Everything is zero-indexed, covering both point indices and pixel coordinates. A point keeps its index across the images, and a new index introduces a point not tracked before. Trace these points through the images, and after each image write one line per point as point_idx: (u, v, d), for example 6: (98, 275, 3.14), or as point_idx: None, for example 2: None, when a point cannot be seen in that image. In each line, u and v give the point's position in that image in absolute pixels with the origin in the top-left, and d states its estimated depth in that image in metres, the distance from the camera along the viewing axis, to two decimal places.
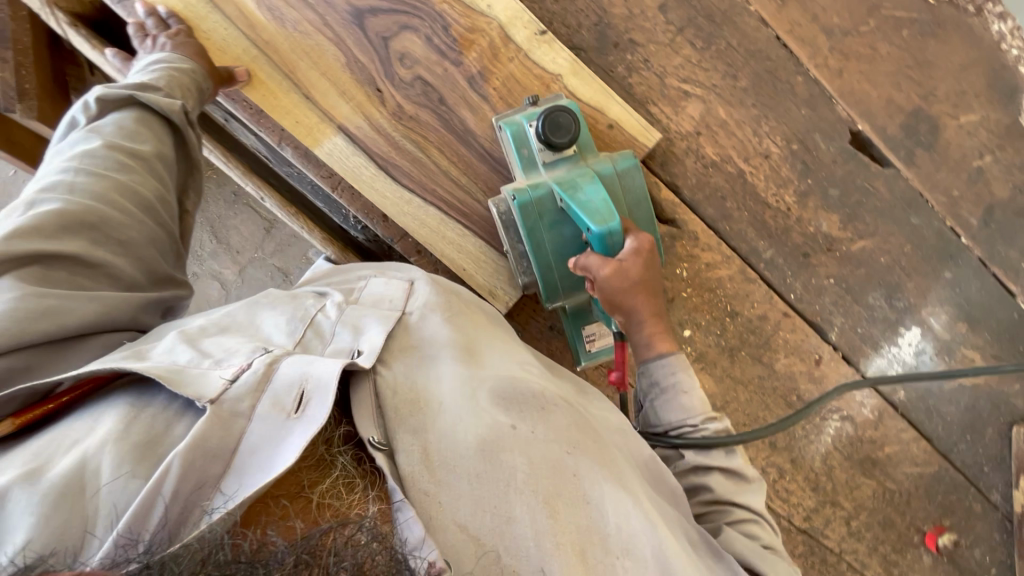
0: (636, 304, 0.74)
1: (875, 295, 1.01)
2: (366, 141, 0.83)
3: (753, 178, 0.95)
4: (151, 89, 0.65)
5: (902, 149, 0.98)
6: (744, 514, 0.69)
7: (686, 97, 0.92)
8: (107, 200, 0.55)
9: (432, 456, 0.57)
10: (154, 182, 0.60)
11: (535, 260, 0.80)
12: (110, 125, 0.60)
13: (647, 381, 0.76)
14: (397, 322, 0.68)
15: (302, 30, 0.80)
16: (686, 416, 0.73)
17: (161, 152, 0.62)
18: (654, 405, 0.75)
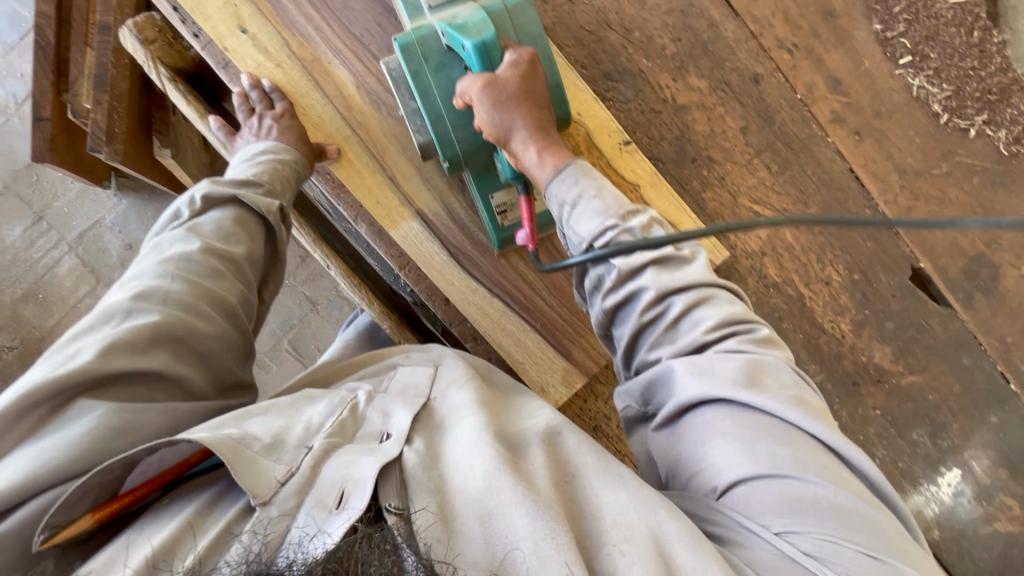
0: (516, 119, 0.67)
1: (919, 432, 1.00)
2: (442, 228, 0.84)
3: (812, 303, 0.95)
4: (254, 184, 0.68)
5: (960, 291, 0.98)
6: (693, 297, 0.59)
7: (755, 218, 0.93)
8: (194, 310, 0.56)
9: (448, 506, 0.47)
10: (240, 286, 0.61)
11: (426, 112, 0.73)
12: (211, 224, 0.62)
13: (556, 196, 0.67)
14: (423, 407, 0.60)
15: (397, 116, 0.82)
16: (603, 219, 0.64)
17: (250, 254, 0.64)
18: (567, 226, 0.67)
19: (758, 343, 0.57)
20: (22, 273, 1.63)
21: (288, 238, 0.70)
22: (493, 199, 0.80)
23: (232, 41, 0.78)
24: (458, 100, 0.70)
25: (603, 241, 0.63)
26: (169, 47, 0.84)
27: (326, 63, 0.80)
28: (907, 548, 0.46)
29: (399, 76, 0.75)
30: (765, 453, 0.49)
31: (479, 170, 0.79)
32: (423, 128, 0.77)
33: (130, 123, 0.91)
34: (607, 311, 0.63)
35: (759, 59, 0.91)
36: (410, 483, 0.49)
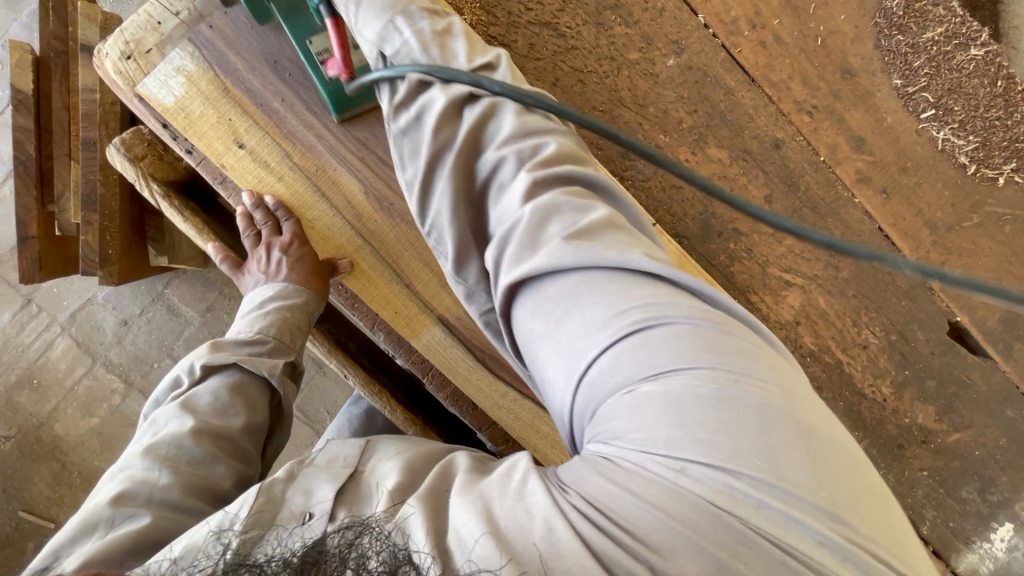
0: None
1: (968, 489, 0.97)
2: (466, 332, 0.79)
3: (850, 368, 0.92)
4: (260, 341, 0.63)
5: (1000, 342, 0.95)
6: (484, 111, 0.60)
7: (787, 287, 0.89)
8: (187, 509, 0.49)
9: None
10: (240, 468, 0.55)
11: None
12: (207, 396, 0.57)
13: (343, 2, 0.65)
14: (351, 479, 0.47)
15: (410, 220, 0.77)
16: (392, 22, 0.63)
17: (250, 425, 0.58)
18: (356, 27, 0.65)
19: (550, 159, 0.56)
20: (16, 358, 1.56)
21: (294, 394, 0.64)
22: (313, 45, 0.69)
23: (230, 158, 0.73)
24: None
25: (391, 51, 0.63)
26: (161, 161, 0.79)
27: (332, 171, 0.75)
28: (721, 368, 0.43)
29: None
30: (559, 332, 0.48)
31: (289, 12, 0.69)
32: None
33: (125, 238, 0.87)
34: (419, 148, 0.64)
35: (779, 124, 0.87)
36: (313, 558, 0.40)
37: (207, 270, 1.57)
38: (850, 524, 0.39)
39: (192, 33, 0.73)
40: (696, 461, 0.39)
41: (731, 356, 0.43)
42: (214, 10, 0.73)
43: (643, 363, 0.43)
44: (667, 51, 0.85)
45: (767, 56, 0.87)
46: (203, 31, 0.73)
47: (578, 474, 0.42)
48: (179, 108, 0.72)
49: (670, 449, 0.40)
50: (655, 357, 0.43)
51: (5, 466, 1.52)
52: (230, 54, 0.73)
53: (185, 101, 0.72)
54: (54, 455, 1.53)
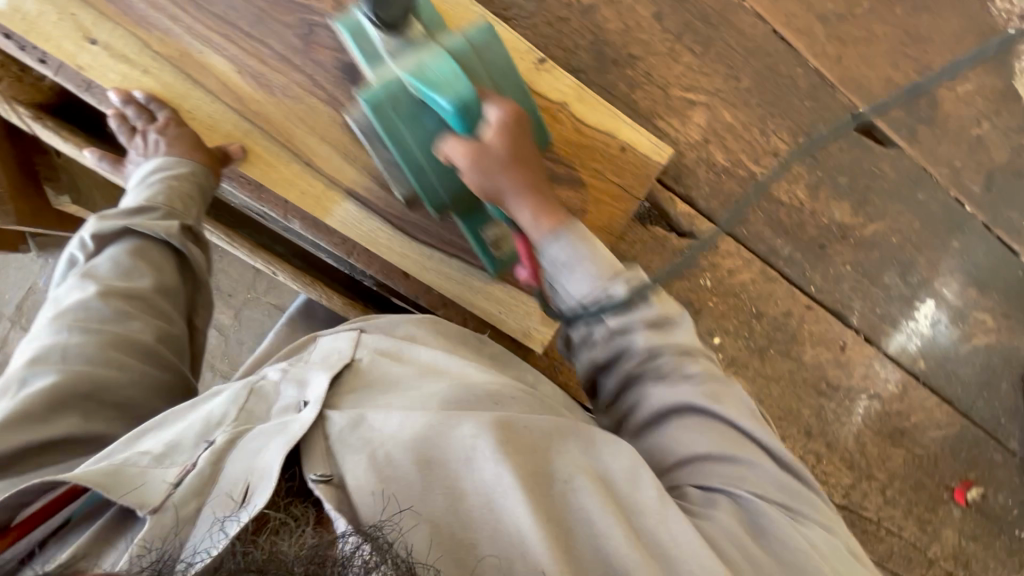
0: (501, 180, 0.68)
1: (890, 275, 1.03)
2: (379, 203, 0.78)
3: (765, 179, 0.95)
4: (151, 208, 0.64)
5: (902, 128, 0.99)
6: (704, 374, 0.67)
7: (691, 106, 0.90)
8: (101, 360, 0.59)
9: (375, 454, 0.52)
10: (151, 322, 0.63)
11: (405, 165, 0.71)
12: (106, 263, 0.63)
13: (552, 260, 0.68)
14: (345, 369, 0.67)
15: (293, 94, 0.75)
16: (594, 284, 0.66)
17: (159, 285, 0.64)
18: (560, 286, 0.68)
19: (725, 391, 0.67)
20: None
21: (202, 256, 0.68)
22: (484, 233, 0.78)
23: (86, 58, 0.70)
24: (442, 157, 0.69)
25: (595, 303, 0.67)
26: (21, 82, 0.75)
27: (198, 55, 0.72)
28: (792, 487, 0.61)
29: (370, 130, 0.73)
30: (714, 442, 0.63)
31: (466, 212, 0.77)
32: (401, 177, 0.75)
33: (13, 176, 0.84)
34: (595, 362, 0.70)
35: None
36: (339, 449, 0.53)
37: None
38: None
39: None
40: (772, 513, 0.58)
41: (796, 497, 0.60)
42: None
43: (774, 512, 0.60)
44: None
45: None
46: None
47: (719, 509, 0.58)
48: (12, 10, 0.67)
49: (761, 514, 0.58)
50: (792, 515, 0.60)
51: None
52: None
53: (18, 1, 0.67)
54: None
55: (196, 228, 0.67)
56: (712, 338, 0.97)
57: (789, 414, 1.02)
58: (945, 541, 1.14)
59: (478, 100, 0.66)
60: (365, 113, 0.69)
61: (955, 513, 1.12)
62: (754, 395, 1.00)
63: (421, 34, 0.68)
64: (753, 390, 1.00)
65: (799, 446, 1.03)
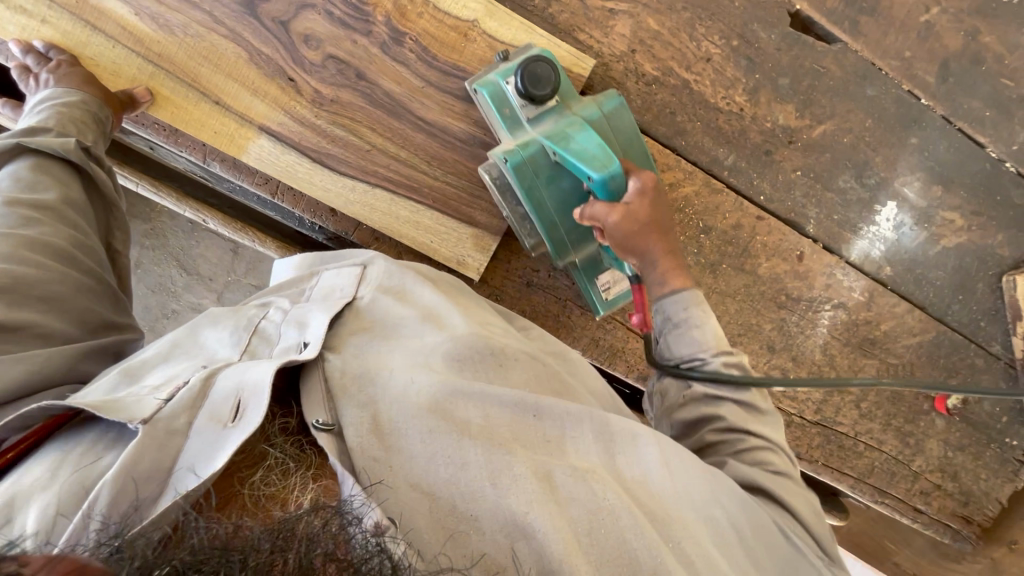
0: (642, 245, 0.73)
1: (845, 178, 0.99)
2: (293, 137, 0.79)
3: (700, 86, 0.92)
4: (43, 131, 0.65)
5: (845, 21, 0.94)
6: (762, 443, 0.67)
7: (612, 16, 0.87)
8: (18, 258, 0.55)
9: (378, 415, 0.56)
10: (67, 229, 0.60)
11: (539, 220, 0.77)
12: (6, 179, 0.60)
13: (664, 312, 0.75)
14: (344, 308, 0.69)
15: (193, 32, 0.75)
16: (698, 350, 0.72)
17: (67, 198, 0.62)
18: (666, 341, 0.75)
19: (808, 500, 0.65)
20: None
21: (106, 175, 0.67)
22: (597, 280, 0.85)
23: None
24: (584, 220, 0.74)
25: (692, 365, 0.72)
26: None
27: (93, 0, 0.72)
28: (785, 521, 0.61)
29: (506, 185, 0.78)
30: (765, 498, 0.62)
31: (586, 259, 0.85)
32: (532, 230, 0.81)
33: None
34: (675, 423, 0.73)
35: None
36: (339, 395, 0.57)
37: None
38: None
39: None
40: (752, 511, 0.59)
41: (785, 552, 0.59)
42: None
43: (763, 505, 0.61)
44: None
45: None
46: None
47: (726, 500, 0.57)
48: None
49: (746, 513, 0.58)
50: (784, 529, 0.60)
51: None
52: None
53: None
54: None
55: (96, 149, 0.67)
56: None
57: (749, 330, 1.00)
58: (929, 454, 1.10)
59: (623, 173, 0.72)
60: (505, 172, 0.76)
61: (938, 423, 1.09)
62: None
63: (556, 103, 0.75)
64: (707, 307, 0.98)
65: (762, 362, 1.01)
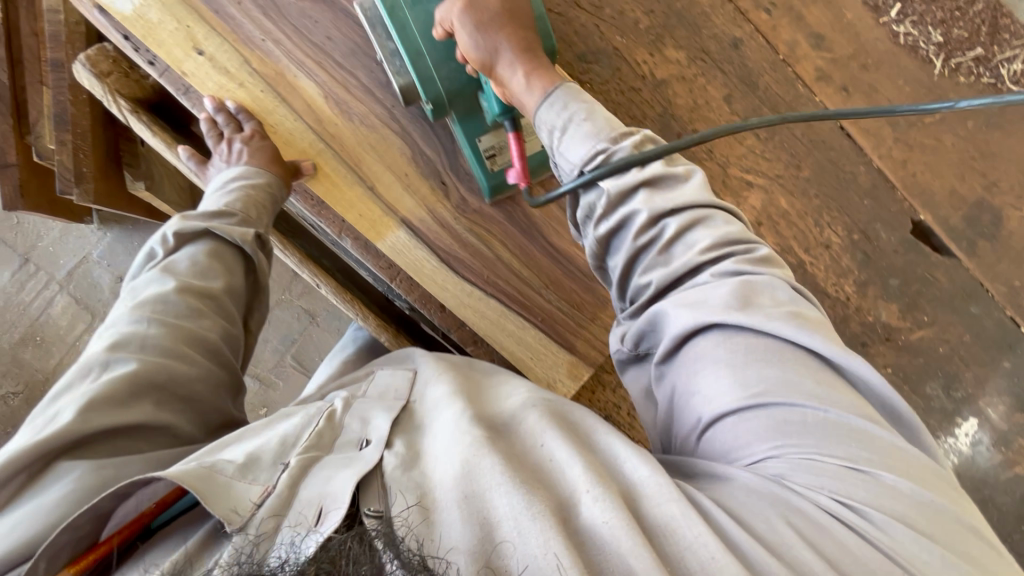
0: (501, 42, 0.64)
1: (932, 385, 0.99)
2: (429, 235, 0.82)
3: (814, 269, 0.94)
4: (227, 215, 0.69)
5: (963, 240, 0.96)
6: (688, 219, 0.56)
7: (748, 187, 0.91)
8: (175, 353, 0.56)
9: (428, 499, 0.46)
10: (221, 322, 0.62)
11: (404, 52, 0.69)
12: (185, 261, 0.64)
13: (546, 123, 0.63)
14: (403, 411, 0.58)
15: (369, 123, 0.79)
16: (592, 143, 0.61)
17: (229, 287, 0.65)
18: (558, 154, 0.63)
19: (758, 263, 0.54)
20: (18, 317, 1.62)
21: (267, 267, 0.71)
22: (480, 142, 0.76)
23: (190, 65, 0.75)
24: (438, 28, 0.66)
25: (594, 167, 0.60)
26: (127, 77, 0.81)
27: (291, 76, 0.77)
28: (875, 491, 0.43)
29: (374, 16, 0.71)
30: (759, 386, 0.47)
31: (466, 113, 0.75)
32: (402, 71, 0.73)
33: (99, 160, 0.89)
34: (600, 240, 0.61)
35: (736, 23, 0.88)
36: (393, 488, 0.47)
37: None
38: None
39: None
40: (792, 459, 0.44)
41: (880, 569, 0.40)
42: None
43: (766, 389, 0.47)
44: None
45: None
46: None
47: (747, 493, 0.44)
48: (137, 16, 0.74)
49: (790, 461, 0.44)
50: (834, 437, 0.45)
51: (16, 419, 1.60)
52: None
53: (142, 9, 0.74)
54: None
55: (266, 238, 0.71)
56: None
57: None
58: None
59: None
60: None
61: None
62: None
63: None
64: None
65: None
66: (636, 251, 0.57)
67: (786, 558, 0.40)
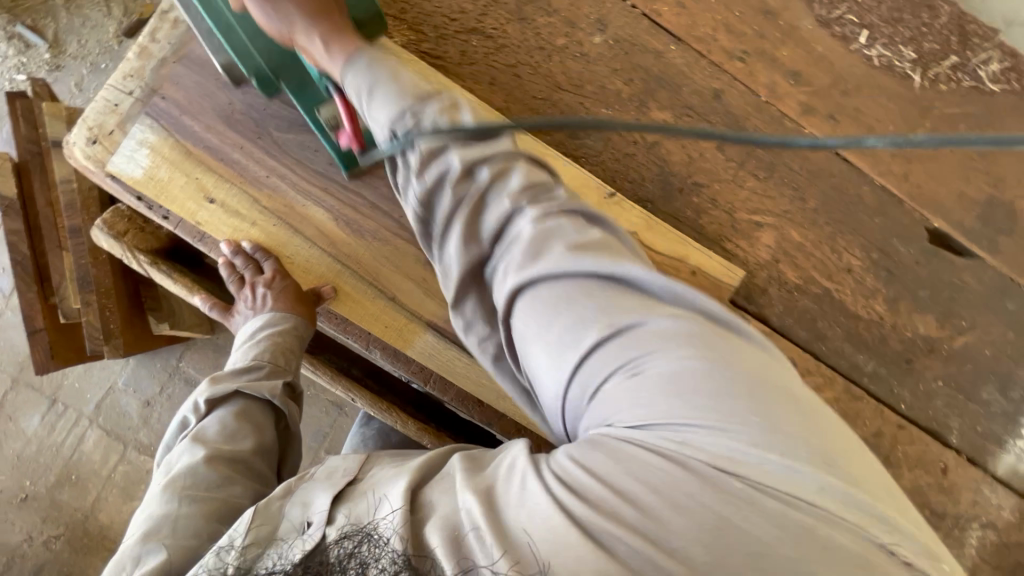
0: (293, 9, 0.66)
1: (988, 390, 0.96)
2: (456, 333, 0.82)
3: (840, 295, 0.93)
4: (255, 367, 0.70)
5: (982, 240, 0.95)
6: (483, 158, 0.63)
7: (758, 228, 0.91)
8: (211, 531, 0.54)
9: None
10: (254, 485, 0.61)
11: (220, 34, 0.72)
12: (215, 426, 0.63)
13: (352, 86, 0.66)
14: (348, 486, 0.54)
15: (381, 237, 0.80)
16: (397, 107, 0.64)
17: (259, 445, 0.64)
18: (367, 116, 0.66)
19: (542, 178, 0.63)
20: (52, 459, 1.62)
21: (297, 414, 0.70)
22: (322, 116, 0.74)
23: (204, 214, 0.78)
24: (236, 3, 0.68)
25: (401, 133, 0.64)
26: (143, 232, 0.84)
27: (300, 207, 0.79)
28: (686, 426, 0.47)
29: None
30: (554, 310, 0.55)
31: (298, 88, 0.74)
32: (222, 49, 0.74)
33: (124, 313, 0.91)
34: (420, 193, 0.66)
35: (714, 75, 0.90)
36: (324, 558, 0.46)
37: (216, 336, 1.61)
38: (812, 464, 0.46)
39: (147, 106, 0.77)
40: (608, 401, 0.50)
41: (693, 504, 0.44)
42: (164, 82, 0.78)
43: (564, 333, 0.54)
44: (591, 30, 0.88)
45: (688, 17, 0.91)
46: (157, 102, 0.77)
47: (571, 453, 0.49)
48: (148, 177, 0.77)
49: (605, 415, 0.50)
50: (608, 325, 0.52)
51: (60, 564, 1.57)
52: (186, 119, 0.78)
53: (152, 170, 0.77)
54: (104, 544, 1.57)
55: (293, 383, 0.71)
56: None
57: None
58: None
59: None
60: None
61: None
62: None
63: None
64: None
65: None
66: (455, 204, 0.63)
67: (615, 524, 0.43)
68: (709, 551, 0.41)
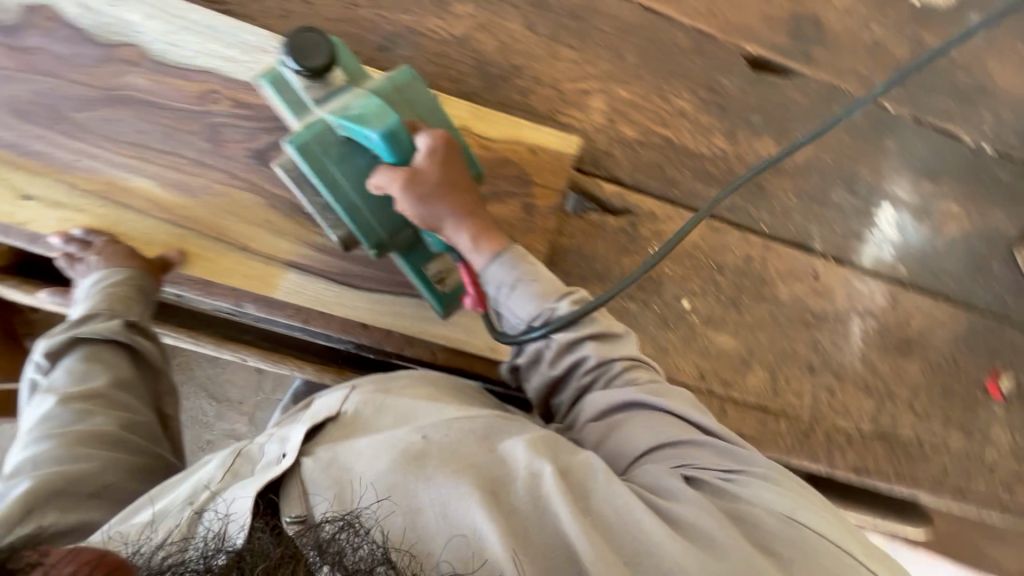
0: (444, 211, 0.71)
1: (837, 192, 1.03)
2: (318, 265, 0.84)
3: (680, 139, 0.97)
4: (92, 317, 0.72)
5: (794, 53, 1.01)
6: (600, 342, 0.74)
7: (586, 95, 0.94)
8: (78, 455, 0.63)
9: (342, 497, 0.53)
10: (116, 414, 0.69)
11: (341, 209, 0.73)
12: (64, 374, 0.70)
13: (492, 280, 0.74)
14: (329, 420, 0.62)
15: (214, 191, 0.81)
16: (538, 304, 0.73)
17: (113, 380, 0.71)
18: (504, 307, 0.74)
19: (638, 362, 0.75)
20: None
21: (151, 347, 0.75)
22: (428, 270, 0.81)
23: (24, 212, 0.77)
24: (374, 189, 0.71)
25: (541, 321, 0.73)
26: None
27: (121, 182, 0.79)
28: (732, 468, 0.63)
29: (301, 177, 0.75)
30: (644, 413, 0.69)
31: (407, 249, 0.80)
32: (337, 220, 0.77)
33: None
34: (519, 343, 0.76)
35: None
36: (309, 485, 0.55)
37: None
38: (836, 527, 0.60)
39: None
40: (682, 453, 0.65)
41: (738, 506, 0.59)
42: None
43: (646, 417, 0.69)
44: None
45: None
46: None
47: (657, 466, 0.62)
48: None
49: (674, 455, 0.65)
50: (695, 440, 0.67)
51: None
52: None
53: None
54: None
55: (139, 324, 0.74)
56: (681, 302, 0.97)
57: (784, 356, 0.99)
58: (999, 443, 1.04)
59: (406, 129, 0.70)
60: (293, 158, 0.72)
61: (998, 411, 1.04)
62: (743, 346, 0.98)
63: (342, 81, 0.71)
64: (739, 343, 0.98)
65: (805, 385, 0.99)
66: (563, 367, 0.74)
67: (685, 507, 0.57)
68: (743, 526, 0.57)
